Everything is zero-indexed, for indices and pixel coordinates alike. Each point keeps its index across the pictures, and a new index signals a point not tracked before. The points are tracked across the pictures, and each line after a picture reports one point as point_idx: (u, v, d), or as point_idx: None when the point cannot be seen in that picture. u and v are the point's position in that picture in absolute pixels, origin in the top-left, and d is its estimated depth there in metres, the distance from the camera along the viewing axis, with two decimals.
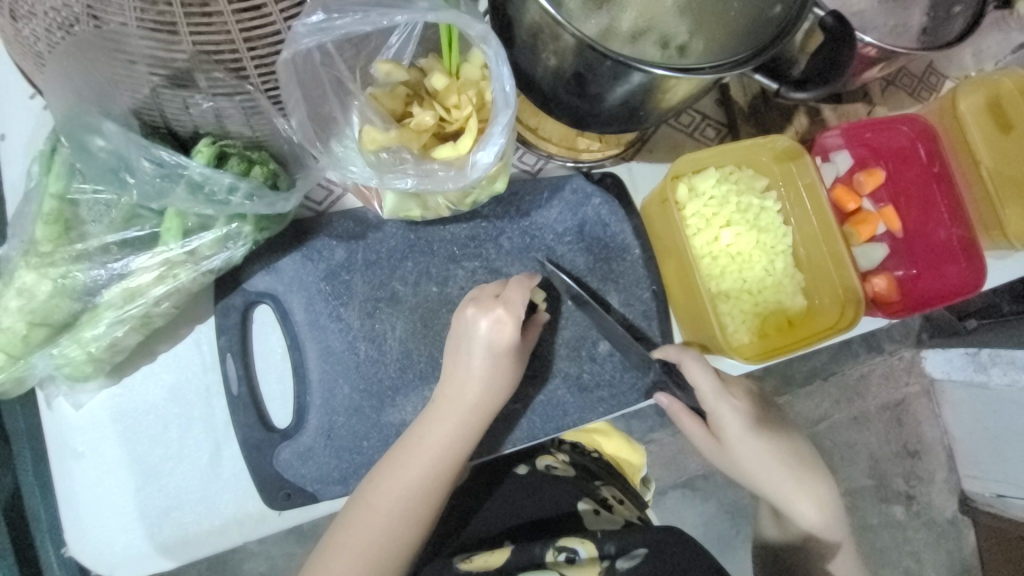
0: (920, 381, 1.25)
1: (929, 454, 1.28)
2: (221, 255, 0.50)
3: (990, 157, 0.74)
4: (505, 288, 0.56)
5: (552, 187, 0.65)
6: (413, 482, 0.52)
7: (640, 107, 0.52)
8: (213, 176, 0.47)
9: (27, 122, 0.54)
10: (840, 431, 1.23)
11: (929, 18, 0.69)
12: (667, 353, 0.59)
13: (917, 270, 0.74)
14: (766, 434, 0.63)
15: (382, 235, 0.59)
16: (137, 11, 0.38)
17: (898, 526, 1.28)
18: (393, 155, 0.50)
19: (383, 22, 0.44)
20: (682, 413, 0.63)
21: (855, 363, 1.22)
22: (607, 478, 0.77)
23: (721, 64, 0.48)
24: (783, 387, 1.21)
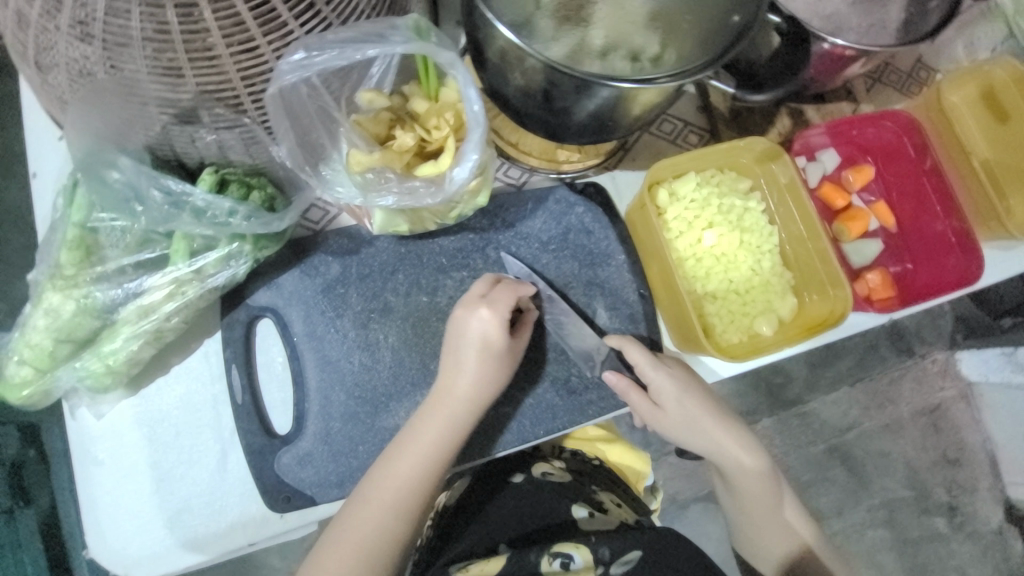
0: (957, 385, 1.28)
1: (971, 462, 1.28)
2: (225, 272, 0.55)
3: (986, 147, 0.76)
4: (492, 288, 0.59)
5: (536, 199, 0.68)
6: (404, 479, 0.54)
7: (608, 119, 0.55)
8: (215, 201, 0.52)
9: (55, 161, 0.61)
10: (871, 438, 1.25)
11: (907, 13, 0.69)
12: (609, 338, 0.64)
13: (915, 265, 0.73)
14: (701, 400, 0.64)
15: (374, 250, 0.63)
16: (148, 59, 0.44)
17: (941, 537, 1.26)
18: (376, 175, 0.53)
19: (357, 57, 0.45)
20: (625, 388, 0.62)
21: (883, 366, 1.25)
22: (605, 484, 0.78)
23: (687, 72, 0.51)
24: (806, 394, 1.24)
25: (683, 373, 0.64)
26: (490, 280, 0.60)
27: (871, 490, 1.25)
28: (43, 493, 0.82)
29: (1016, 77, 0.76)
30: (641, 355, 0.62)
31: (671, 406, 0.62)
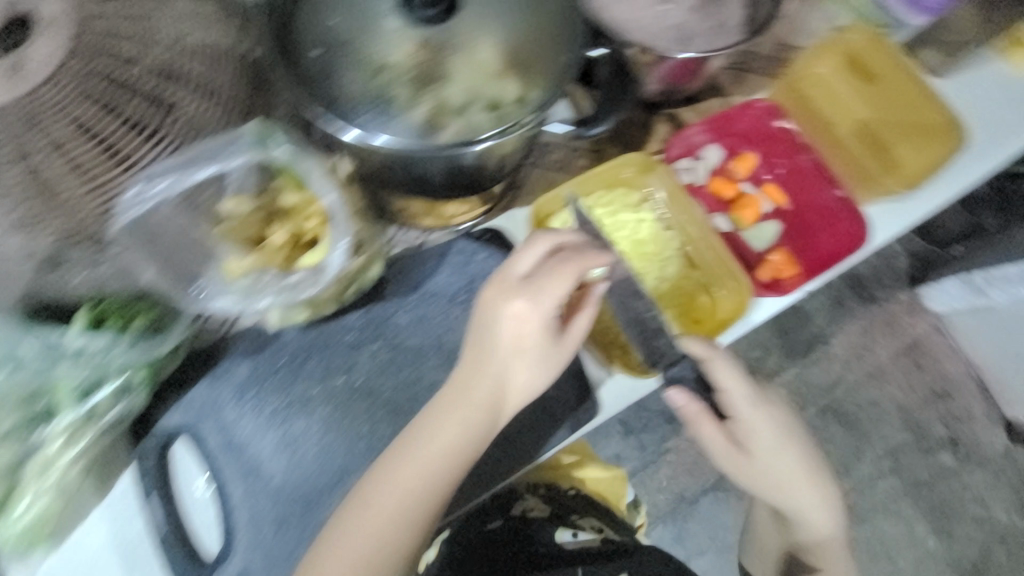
0: (926, 319, 1.45)
1: (958, 391, 1.44)
2: (119, 406, 0.55)
3: (863, 108, 0.83)
4: (533, 270, 0.56)
5: (437, 256, 0.69)
6: (395, 497, 0.54)
7: (454, 176, 0.61)
8: (92, 342, 0.52)
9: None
10: (857, 391, 1.42)
11: (746, 11, 0.73)
12: (693, 347, 0.63)
13: (812, 238, 0.75)
14: (763, 422, 0.68)
15: (281, 344, 0.63)
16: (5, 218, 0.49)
17: (949, 471, 1.42)
18: (253, 280, 0.53)
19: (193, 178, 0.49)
20: (694, 413, 0.66)
21: (855, 317, 1.44)
22: None
23: (507, 126, 0.58)
24: (788, 364, 1.42)
25: (762, 399, 0.67)
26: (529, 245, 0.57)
27: (872, 441, 1.41)
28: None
29: (874, 41, 0.83)
30: (729, 375, 0.63)
31: (749, 423, 0.67)
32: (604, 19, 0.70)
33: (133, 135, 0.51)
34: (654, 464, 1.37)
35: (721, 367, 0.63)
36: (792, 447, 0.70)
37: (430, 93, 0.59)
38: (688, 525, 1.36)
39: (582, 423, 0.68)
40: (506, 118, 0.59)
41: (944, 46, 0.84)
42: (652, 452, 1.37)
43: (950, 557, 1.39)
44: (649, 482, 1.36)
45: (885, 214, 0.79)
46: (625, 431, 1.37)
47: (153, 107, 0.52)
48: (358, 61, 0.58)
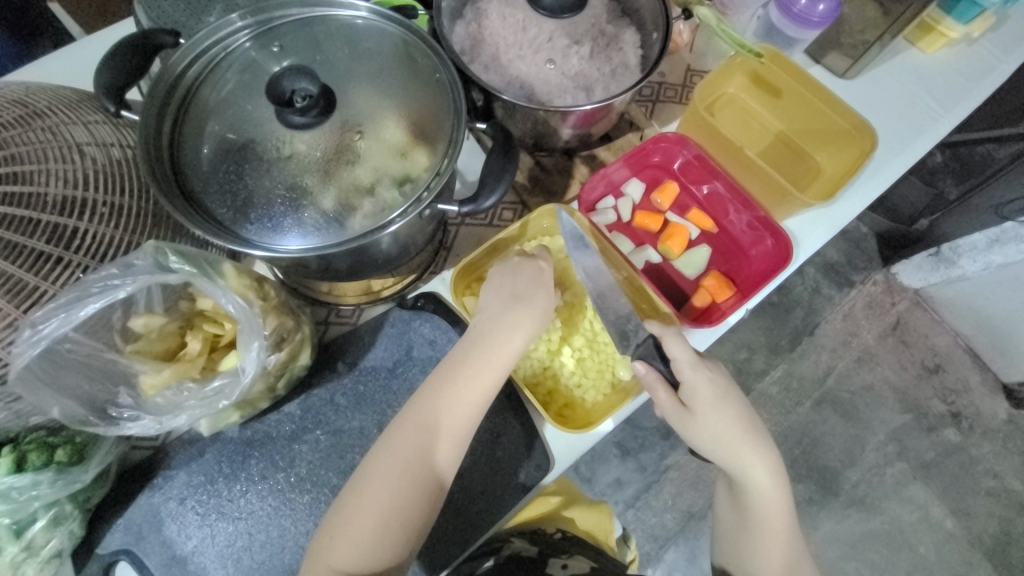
0: (906, 296, 1.45)
1: (951, 363, 1.43)
2: (56, 537, 0.55)
3: (776, 121, 0.87)
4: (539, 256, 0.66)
5: (372, 330, 0.70)
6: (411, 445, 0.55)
7: (366, 258, 0.60)
8: (16, 482, 0.50)
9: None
10: (850, 377, 1.41)
11: (640, 51, 0.74)
12: (652, 325, 0.63)
13: (738, 260, 0.78)
14: (728, 405, 0.62)
15: (219, 445, 0.62)
16: None
17: (957, 447, 1.38)
18: (174, 393, 0.53)
19: (82, 311, 0.48)
20: (652, 380, 0.62)
21: (834, 307, 1.44)
22: (574, 548, 0.80)
23: (408, 206, 0.56)
24: (773, 363, 1.41)
25: (720, 380, 0.63)
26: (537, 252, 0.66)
27: (872, 428, 1.38)
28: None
29: (775, 55, 0.83)
30: (681, 352, 0.61)
31: (704, 403, 0.61)
32: (503, 82, 0.72)
33: (33, 270, 0.51)
34: (656, 483, 1.34)
35: (677, 342, 0.61)
36: (763, 448, 0.62)
37: (336, 185, 0.56)
38: (700, 543, 1.31)
39: (537, 480, 0.66)
40: (412, 190, 0.57)
41: (844, 47, 0.88)
42: (653, 471, 1.34)
43: (973, 537, 1.33)
44: (654, 502, 1.33)
45: (806, 225, 0.80)
46: (623, 453, 1.35)
47: (54, 239, 0.52)
48: (259, 163, 0.56)
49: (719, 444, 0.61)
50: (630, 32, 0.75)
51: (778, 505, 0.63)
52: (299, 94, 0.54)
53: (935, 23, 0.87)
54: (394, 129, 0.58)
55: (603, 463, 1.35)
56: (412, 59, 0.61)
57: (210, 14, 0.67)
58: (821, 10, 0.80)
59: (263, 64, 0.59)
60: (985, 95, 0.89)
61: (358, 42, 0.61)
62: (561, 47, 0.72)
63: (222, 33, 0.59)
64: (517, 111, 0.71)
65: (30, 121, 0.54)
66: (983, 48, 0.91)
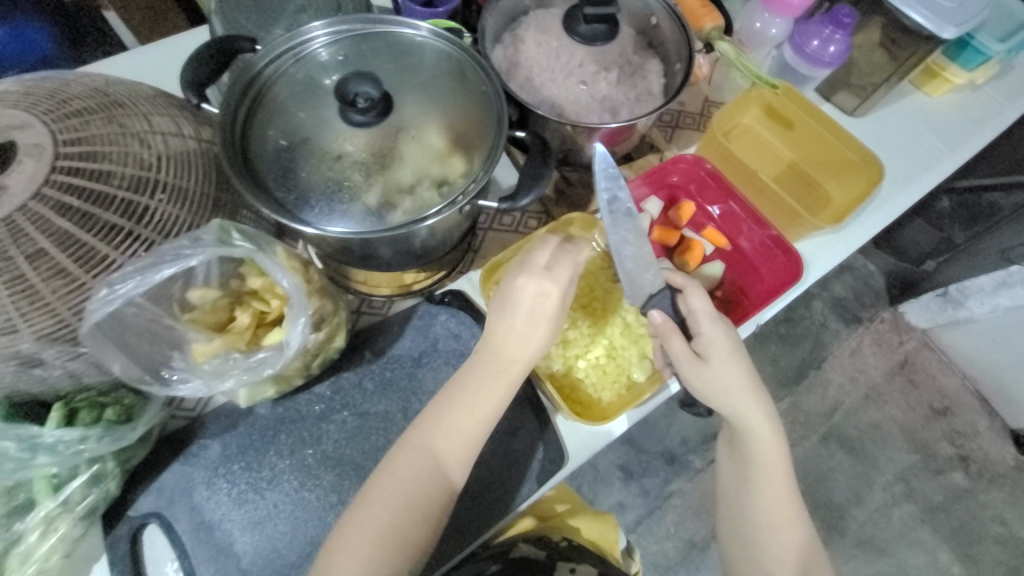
0: (915, 336, 1.48)
1: (958, 406, 1.44)
2: (93, 495, 0.57)
3: (788, 151, 0.92)
4: (552, 257, 0.62)
5: (401, 321, 0.74)
6: (420, 470, 0.59)
7: (408, 248, 0.65)
8: (64, 435, 0.54)
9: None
10: (858, 413, 1.42)
11: (662, 80, 0.81)
12: (676, 278, 0.69)
13: (751, 276, 0.81)
14: (740, 356, 0.66)
15: (253, 419, 0.66)
16: None
17: (965, 491, 1.37)
18: (220, 362, 0.57)
19: (153, 278, 0.53)
20: (665, 328, 0.66)
21: (841, 342, 1.47)
22: (580, 557, 0.83)
23: (444, 205, 0.61)
24: (780, 395, 1.42)
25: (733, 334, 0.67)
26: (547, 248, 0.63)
27: (880, 467, 1.38)
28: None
29: (788, 91, 0.91)
30: (698, 301, 0.66)
31: (717, 350, 0.65)
32: (536, 100, 0.79)
33: (107, 241, 0.56)
34: (659, 509, 1.34)
35: (696, 296, 0.66)
36: (760, 398, 0.66)
37: (385, 181, 0.61)
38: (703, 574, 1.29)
39: (549, 474, 0.69)
40: (452, 190, 0.62)
41: (853, 88, 0.94)
42: (656, 497, 1.34)
43: None
44: (657, 528, 1.32)
45: (817, 247, 0.85)
46: (626, 475, 1.36)
47: (126, 214, 0.57)
48: (316, 158, 0.61)
49: (723, 391, 0.65)
50: (653, 63, 0.82)
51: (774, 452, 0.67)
52: (361, 97, 0.59)
53: (940, 70, 0.94)
54: (433, 134, 0.64)
55: (606, 485, 1.35)
56: (460, 74, 0.67)
57: (277, 27, 0.74)
58: (832, 52, 0.87)
59: (326, 71, 0.66)
60: (990, 138, 0.94)
61: (413, 56, 0.67)
62: (591, 72, 0.79)
63: (296, 42, 0.66)
64: (548, 126, 0.77)
65: (112, 109, 0.60)
66: (988, 95, 0.97)
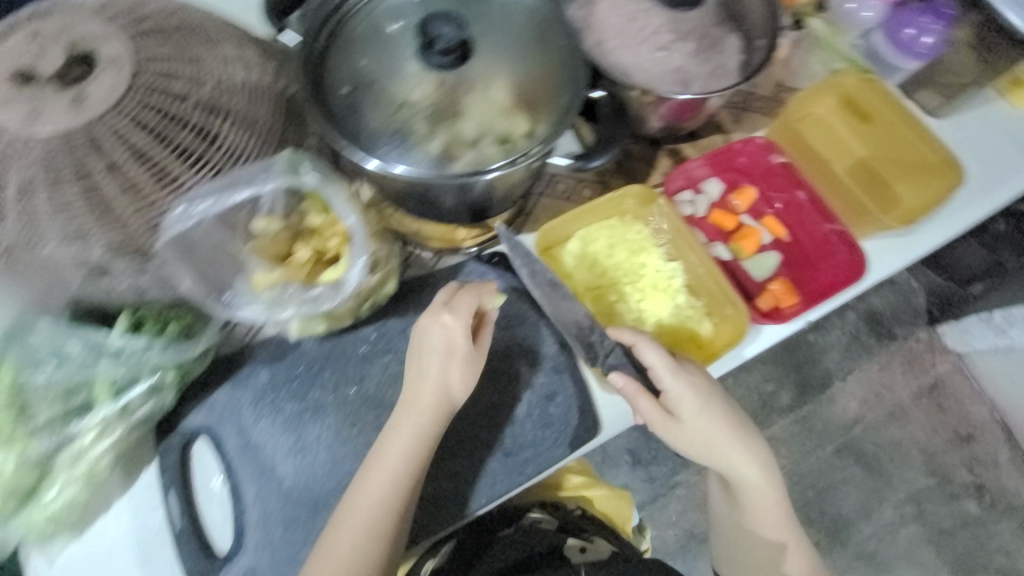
0: (949, 359, 1.42)
1: (984, 436, 1.40)
2: (149, 403, 0.59)
3: (862, 146, 0.86)
4: (453, 296, 0.62)
5: (448, 275, 0.73)
6: (384, 494, 0.58)
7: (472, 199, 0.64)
8: (130, 342, 0.57)
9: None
10: (878, 429, 1.39)
11: (740, 56, 0.77)
12: (621, 335, 0.66)
13: (811, 269, 0.78)
14: (715, 407, 0.67)
15: (299, 352, 0.67)
16: (61, 230, 0.54)
17: (976, 520, 1.35)
18: (278, 292, 0.58)
19: (230, 199, 0.55)
20: (631, 387, 0.65)
21: (872, 356, 1.41)
22: (591, 529, 0.85)
23: (508, 159, 0.60)
24: (800, 402, 1.40)
25: (702, 383, 0.66)
26: (453, 288, 0.64)
27: (893, 486, 1.36)
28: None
29: (867, 80, 0.88)
30: (653, 358, 0.65)
31: (689, 406, 0.66)
32: (606, 64, 0.76)
33: (181, 161, 0.57)
34: (663, 497, 1.35)
35: (649, 350, 0.65)
36: (737, 437, 0.69)
37: (451, 130, 0.61)
38: (699, 564, 1.31)
39: (583, 442, 0.69)
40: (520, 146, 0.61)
41: (938, 85, 0.87)
42: (661, 485, 1.35)
43: None
44: (659, 516, 1.34)
45: (883, 249, 0.81)
46: (634, 461, 1.35)
47: (200, 137, 0.58)
48: (384, 100, 0.61)
49: (700, 440, 0.68)
50: (733, 37, 0.77)
51: (762, 478, 0.72)
52: (442, 39, 0.58)
53: None
54: (506, 87, 0.62)
55: (613, 468, 1.35)
56: (540, 30, 0.65)
57: None
58: None
59: (404, 11, 0.64)
60: None
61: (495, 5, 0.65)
62: (668, 40, 0.75)
63: None
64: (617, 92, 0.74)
65: (195, 32, 0.60)
66: None
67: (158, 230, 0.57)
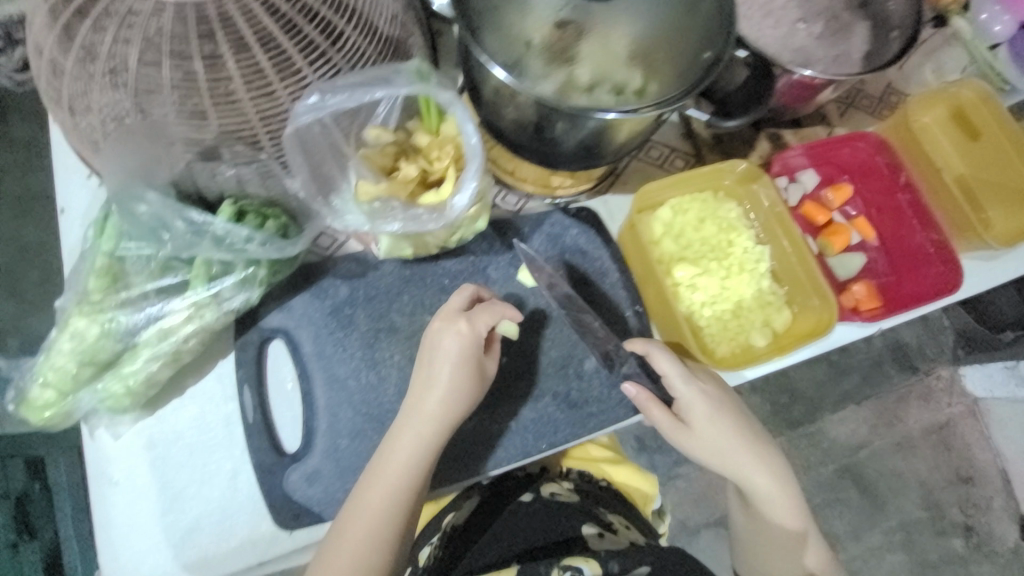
0: (963, 401, 1.40)
1: (983, 479, 1.39)
2: (240, 296, 0.59)
3: (963, 162, 0.78)
4: (474, 304, 0.61)
5: (533, 222, 0.72)
6: (392, 497, 0.56)
7: (595, 146, 0.59)
8: (233, 230, 0.56)
9: (93, 198, 0.67)
10: (882, 458, 1.36)
11: (868, 45, 0.73)
12: (634, 345, 0.64)
13: (897, 276, 0.77)
14: (728, 411, 0.67)
15: (380, 274, 0.67)
16: (177, 106, 0.51)
17: (958, 558, 1.36)
18: (382, 204, 0.57)
19: (367, 98, 0.52)
20: (644, 396, 0.64)
21: (890, 385, 1.37)
22: (613, 505, 0.82)
23: (649, 106, 0.55)
24: (810, 418, 1.36)
25: (713, 391, 0.66)
26: (474, 295, 0.62)
27: (887, 512, 1.35)
28: (46, 529, 0.93)
29: (982, 97, 0.79)
30: (668, 368, 0.64)
31: (701, 413, 0.65)
32: None
33: (304, 56, 0.53)
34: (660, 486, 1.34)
35: (664, 358, 0.63)
36: (748, 446, 0.69)
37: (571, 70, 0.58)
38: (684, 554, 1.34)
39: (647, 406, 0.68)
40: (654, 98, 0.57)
41: None
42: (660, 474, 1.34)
43: None
44: None
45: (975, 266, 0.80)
46: (638, 445, 1.34)
47: (324, 33, 0.53)
48: (507, 25, 0.57)
49: (713, 449, 0.68)
50: (862, 26, 0.74)
51: (779, 491, 0.70)
52: None
53: None
54: (651, 33, 0.56)
55: None
56: None
57: None
58: None
59: None
60: None
61: None
62: (790, 21, 0.73)
63: None
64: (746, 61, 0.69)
65: None
66: None
67: (283, 152, 0.57)
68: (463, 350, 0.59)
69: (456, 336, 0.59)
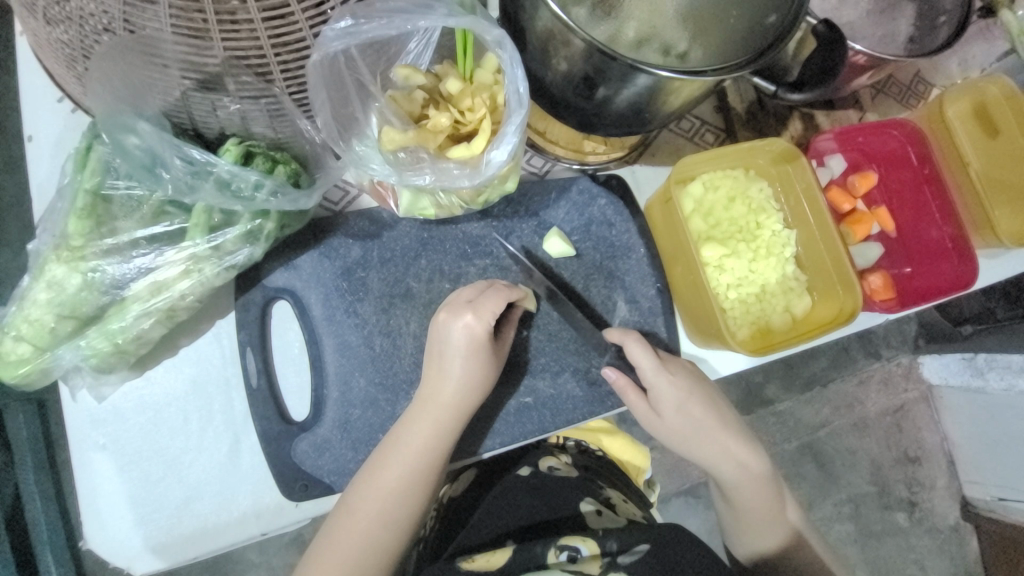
0: (918, 387, 1.36)
1: (930, 460, 1.38)
2: (243, 251, 0.54)
3: (983, 160, 0.77)
4: (480, 292, 0.58)
5: (559, 188, 0.67)
6: (397, 485, 0.55)
7: (645, 108, 0.53)
8: (240, 174, 0.50)
9: (70, 126, 0.59)
10: (840, 436, 1.33)
11: (915, 27, 0.70)
12: (611, 335, 0.63)
13: (911, 269, 0.77)
14: (697, 400, 0.64)
15: (396, 234, 0.62)
16: (171, 18, 0.41)
17: (901, 532, 1.36)
18: (411, 154, 0.52)
19: (406, 27, 0.48)
20: (623, 384, 0.63)
21: (854, 369, 1.33)
22: (610, 479, 0.77)
23: (721, 67, 0.49)
24: (783, 395, 1.31)
25: (685, 381, 0.63)
26: (481, 284, 0.59)
27: (839, 486, 1.34)
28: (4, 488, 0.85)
29: (1009, 95, 0.78)
30: (643, 358, 0.61)
31: (672, 403, 0.63)
32: None
33: None
34: None
35: (638, 348, 0.61)
36: (719, 436, 0.66)
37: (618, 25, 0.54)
38: None
39: None
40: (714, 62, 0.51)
41: None
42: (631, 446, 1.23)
43: None
44: None
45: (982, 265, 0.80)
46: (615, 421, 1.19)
47: None
48: None
49: (688, 438, 0.66)
50: (911, 5, 0.70)
51: (742, 478, 0.68)
52: None
53: None
54: None
55: None
56: None
57: None
58: None
59: None
60: None
61: None
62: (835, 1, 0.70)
63: None
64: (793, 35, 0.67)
65: None
66: None
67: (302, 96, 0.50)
68: (475, 340, 0.56)
69: (467, 325, 0.56)
